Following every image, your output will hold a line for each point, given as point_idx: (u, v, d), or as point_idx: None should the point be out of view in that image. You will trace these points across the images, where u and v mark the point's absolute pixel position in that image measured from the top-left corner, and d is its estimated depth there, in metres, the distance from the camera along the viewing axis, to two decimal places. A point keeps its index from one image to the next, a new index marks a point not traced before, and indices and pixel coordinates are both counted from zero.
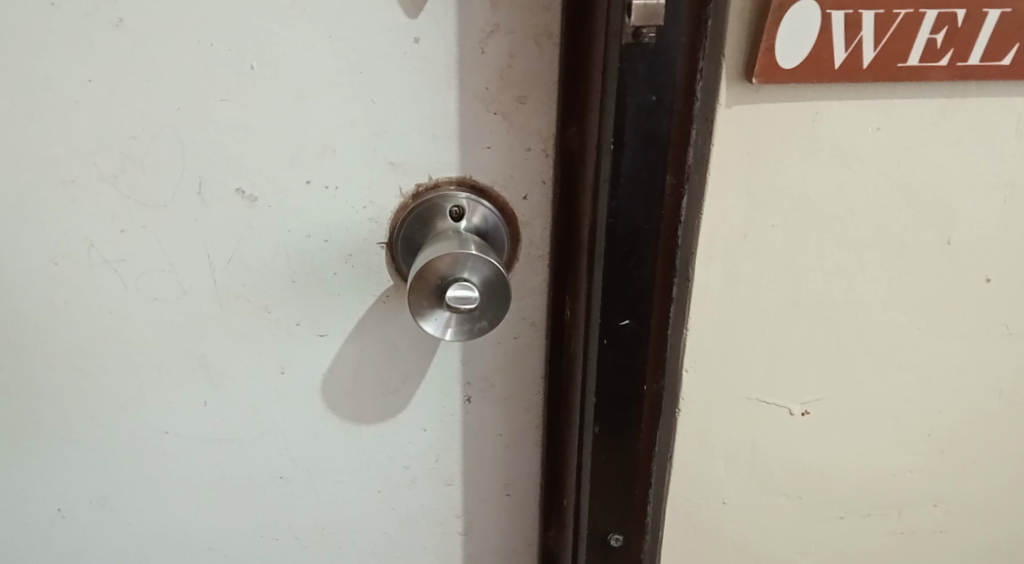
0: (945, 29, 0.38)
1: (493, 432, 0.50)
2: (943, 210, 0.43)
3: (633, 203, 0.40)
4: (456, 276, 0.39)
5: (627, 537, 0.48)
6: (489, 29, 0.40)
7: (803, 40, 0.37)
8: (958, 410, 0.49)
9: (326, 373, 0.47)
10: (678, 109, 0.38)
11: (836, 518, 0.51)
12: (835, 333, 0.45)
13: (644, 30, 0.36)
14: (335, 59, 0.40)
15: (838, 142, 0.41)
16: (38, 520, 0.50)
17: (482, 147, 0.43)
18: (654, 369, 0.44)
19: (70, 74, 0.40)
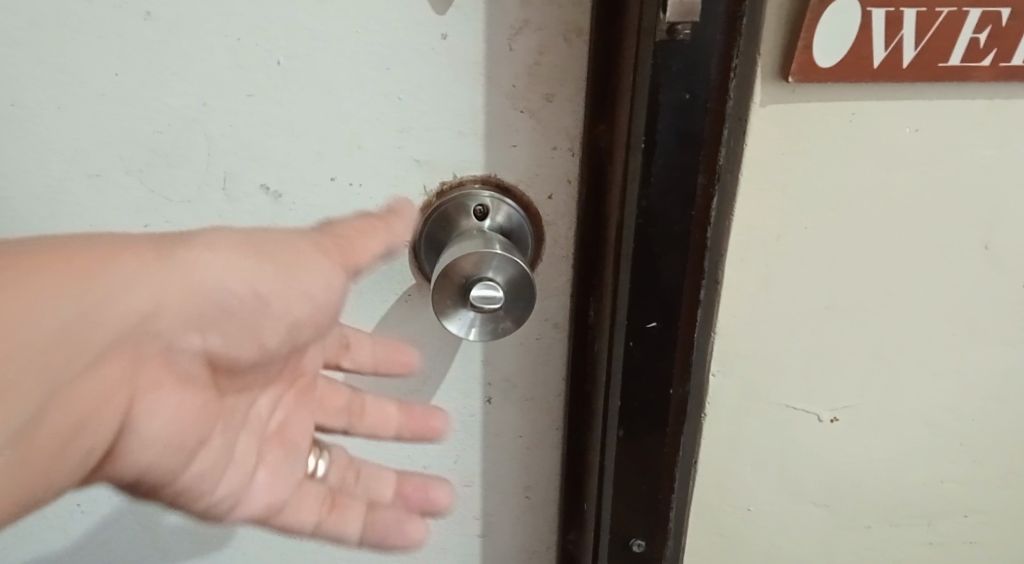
0: (990, 27, 0.37)
1: (514, 433, 0.50)
2: (985, 213, 0.42)
3: (664, 201, 0.38)
4: (480, 275, 0.39)
5: (651, 542, 0.47)
6: (519, 25, 0.39)
7: (843, 38, 0.36)
8: (995, 417, 0.48)
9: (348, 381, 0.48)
10: (713, 107, 0.36)
11: (864, 527, 0.51)
12: (868, 338, 0.45)
13: (680, 27, 0.34)
14: (364, 54, 0.40)
15: (875, 141, 0.40)
16: (59, 514, 0.49)
17: (508, 144, 0.42)
18: (681, 373, 0.43)
19: (100, 66, 0.39)
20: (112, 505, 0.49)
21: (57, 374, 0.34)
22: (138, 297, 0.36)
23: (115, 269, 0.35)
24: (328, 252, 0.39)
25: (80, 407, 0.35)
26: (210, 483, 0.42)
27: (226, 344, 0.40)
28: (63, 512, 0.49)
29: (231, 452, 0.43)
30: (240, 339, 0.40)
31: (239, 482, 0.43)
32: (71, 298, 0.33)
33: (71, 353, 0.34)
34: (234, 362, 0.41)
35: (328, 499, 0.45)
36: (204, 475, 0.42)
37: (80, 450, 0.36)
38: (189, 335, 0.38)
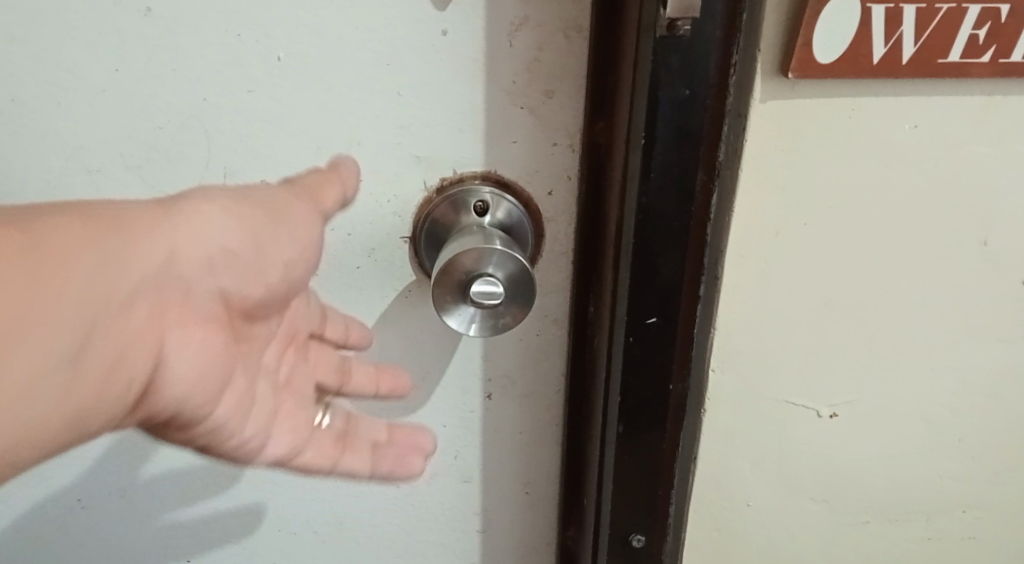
0: (989, 24, 0.37)
1: (514, 429, 0.50)
2: (983, 210, 0.42)
3: (663, 197, 0.38)
4: (481, 270, 0.39)
5: (650, 537, 0.47)
6: (519, 22, 0.40)
7: (842, 35, 0.36)
8: (993, 413, 0.48)
9: None
10: (712, 104, 0.36)
11: (863, 522, 0.51)
12: (866, 334, 0.45)
13: (680, 22, 0.34)
14: (364, 50, 0.40)
15: (873, 138, 0.40)
16: (60, 509, 0.50)
17: (508, 140, 0.42)
18: (680, 369, 0.43)
19: (99, 62, 0.39)
20: (118, 443, 0.48)
21: (85, 320, 0.32)
22: (150, 243, 0.34)
23: (124, 223, 0.33)
24: (314, 189, 0.39)
25: (110, 351, 0.33)
26: (234, 432, 0.40)
27: (242, 287, 0.38)
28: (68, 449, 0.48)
29: (251, 400, 0.41)
30: (256, 280, 0.38)
31: (259, 429, 0.41)
32: (87, 250, 0.32)
33: (95, 299, 0.32)
34: (249, 308, 0.39)
35: (336, 439, 0.45)
36: (229, 423, 0.40)
37: (114, 399, 0.34)
38: (206, 280, 0.36)
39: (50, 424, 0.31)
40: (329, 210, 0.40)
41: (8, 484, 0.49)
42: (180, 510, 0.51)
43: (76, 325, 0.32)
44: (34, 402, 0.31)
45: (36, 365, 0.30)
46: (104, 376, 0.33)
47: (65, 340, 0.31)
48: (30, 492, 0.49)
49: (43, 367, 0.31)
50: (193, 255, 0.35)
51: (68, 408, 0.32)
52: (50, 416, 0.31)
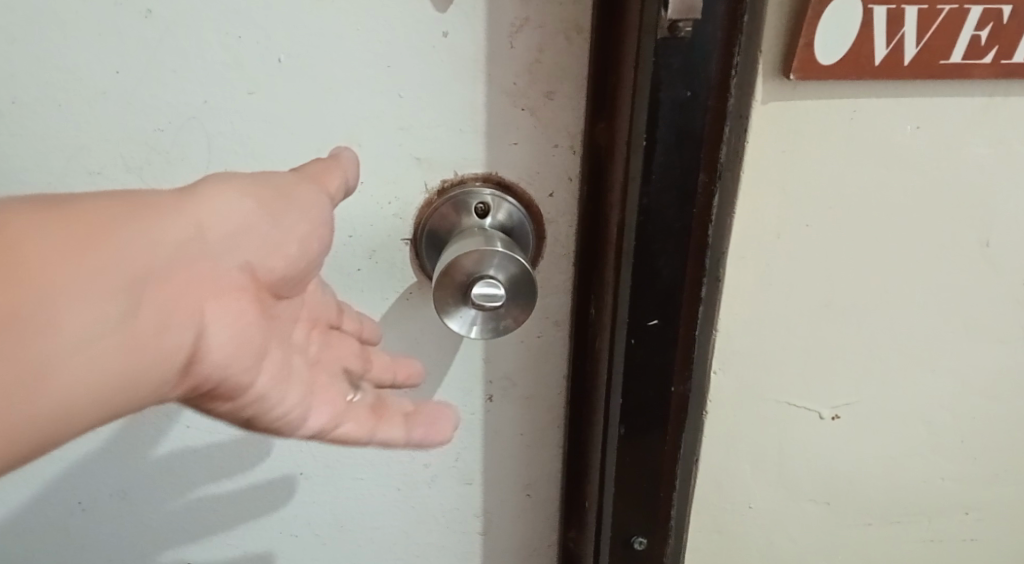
0: (990, 25, 0.37)
1: (515, 431, 0.50)
2: (984, 212, 0.42)
3: (664, 199, 0.38)
4: (482, 273, 0.39)
5: (652, 539, 0.47)
6: (519, 23, 0.39)
7: (843, 36, 0.36)
8: (994, 414, 0.48)
9: None
10: (714, 105, 0.36)
11: (864, 524, 0.51)
12: (867, 336, 0.45)
13: (681, 24, 0.34)
14: (364, 52, 0.40)
15: (874, 139, 0.40)
16: (61, 510, 0.50)
17: (509, 142, 0.42)
18: (681, 371, 0.43)
19: (100, 64, 0.39)
20: (113, 435, 0.47)
21: (122, 286, 0.31)
22: (176, 214, 0.33)
23: (149, 198, 0.33)
24: (318, 172, 0.38)
25: (149, 317, 0.31)
26: (277, 405, 0.38)
27: (273, 255, 0.36)
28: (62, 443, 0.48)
29: (291, 371, 0.38)
30: (286, 247, 0.36)
31: (301, 401, 0.39)
32: (117, 222, 0.31)
33: (130, 267, 0.31)
34: (277, 286, 0.37)
35: (372, 408, 0.42)
36: (271, 396, 0.37)
37: (157, 368, 0.32)
38: (237, 247, 0.35)
39: (96, 392, 0.30)
40: (339, 191, 0.38)
41: (4, 480, 0.49)
42: (176, 506, 0.51)
43: (114, 291, 0.30)
44: (79, 368, 0.29)
45: (78, 330, 0.29)
46: (145, 344, 0.31)
47: (105, 304, 0.30)
48: (25, 486, 0.49)
49: (84, 333, 0.29)
50: (220, 226, 0.34)
51: (113, 374, 0.30)
52: (96, 383, 0.30)
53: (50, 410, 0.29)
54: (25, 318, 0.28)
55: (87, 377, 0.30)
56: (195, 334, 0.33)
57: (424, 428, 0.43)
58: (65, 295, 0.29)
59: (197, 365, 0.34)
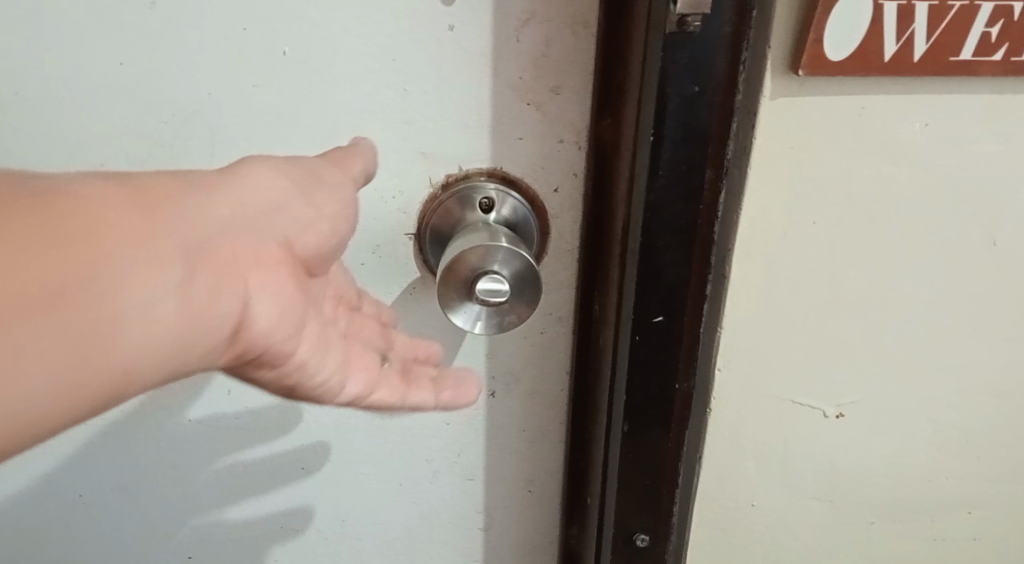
0: (1001, 22, 0.37)
1: (517, 427, 0.49)
2: (991, 210, 0.42)
3: (670, 195, 0.38)
4: (486, 268, 0.39)
5: (654, 536, 0.47)
6: (525, 17, 0.39)
7: (853, 32, 0.36)
8: (999, 413, 0.48)
9: None
10: (720, 100, 0.36)
11: (867, 522, 0.51)
12: (873, 333, 0.44)
13: (690, 18, 0.34)
14: (369, 45, 0.39)
15: (882, 136, 0.40)
16: (61, 504, 0.50)
17: (514, 137, 0.42)
18: (686, 367, 0.43)
19: (104, 56, 0.39)
20: (113, 424, 0.47)
21: (178, 252, 0.30)
22: (218, 189, 0.33)
23: (191, 176, 0.33)
24: (336, 159, 0.37)
25: (202, 283, 0.31)
26: (316, 373, 0.37)
27: (310, 230, 0.36)
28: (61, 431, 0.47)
29: (330, 341, 0.38)
30: (320, 222, 0.36)
31: (338, 368, 0.38)
32: (165, 194, 0.31)
33: (183, 235, 0.31)
34: (310, 263, 0.37)
35: (402, 374, 0.41)
36: (311, 365, 0.37)
37: (209, 334, 0.31)
38: (277, 221, 0.34)
39: (153, 354, 0.30)
40: (361, 174, 0.38)
41: (4, 473, 0.48)
42: (177, 497, 0.50)
43: (172, 256, 0.30)
44: (139, 329, 0.29)
45: (137, 291, 0.29)
46: (201, 311, 0.31)
47: (161, 268, 0.30)
48: (24, 476, 0.49)
49: (149, 294, 0.29)
50: (261, 201, 0.34)
51: (169, 338, 0.30)
52: (154, 346, 0.29)
53: (110, 370, 0.28)
54: (88, 276, 0.28)
55: (146, 338, 0.29)
56: (242, 302, 0.33)
57: (452, 390, 0.42)
58: (123, 257, 0.29)
59: (244, 335, 0.33)
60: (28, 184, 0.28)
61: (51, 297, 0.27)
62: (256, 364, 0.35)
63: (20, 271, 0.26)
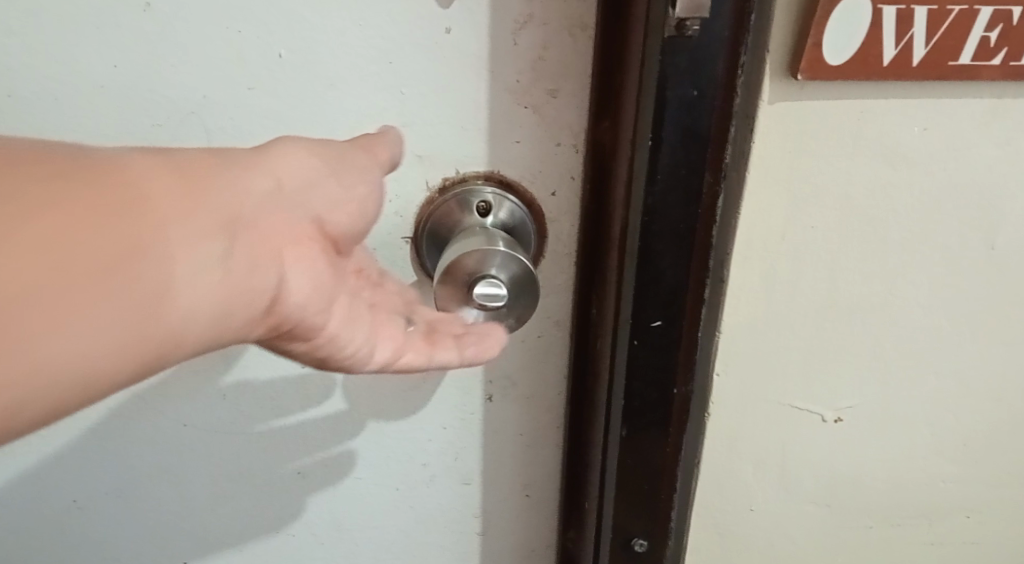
0: (1001, 26, 0.37)
1: (514, 431, 0.49)
2: (990, 214, 0.42)
3: (670, 199, 0.38)
4: (484, 272, 0.39)
5: (652, 541, 0.47)
6: (524, 20, 0.39)
7: (852, 36, 0.36)
8: (997, 417, 0.48)
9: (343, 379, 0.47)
10: (720, 105, 0.36)
11: (865, 526, 0.51)
12: (872, 337, 0.44)
13: (688, 22, 0.34)
14: (366, 48, 0.39)
15: (882, 140, 0.39)
16: (56, 509, 0.50)
17: (511, 140, 0.42)
18: (684, 372, 0.42)
19: (98, 58, 0.39)
20: (104, 424, 0.47)
21: (219, 226, 0.31)
22: (256, 167, 0.33)
23: (229, 153, 0.33)
24: (365, 144, 0.36)
25: (243, 258, 0.32)
26: (346, 342, 0.37)
27: (341, 209, 0.36)
28: (53, 429, 0.47)
29: (358, 312, 0.38)
30: (351, 205, 0.36)
31: (366, 337, 0.38)
32: (206, 171, 0.32)
33: (225, 211, 0.32)
34: (339, 240, 0.37)
35: (427, 335, 0.40)
36: (341, 336, 0.37)
37: (248, 308, 0.32)
38: (310, 199, 0.35)
39: (198, 324, 0.30)
40: (390, 162, 0.37)
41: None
42: (170, 500, 0.50)
43: (214, 231, 0.31)
44: (185, 299, 0.30)
45: (184, 263, 0.30)
46: (243, 284, 0.32)
47: (205, 242, 0.30)
48: (15, 475, 0.48)
49: (194, 266, 0.30)
50: (296, 181, 0.34)
51: (212, 310, 0.31)
52: (199, 316, 0.30)
53: (158, 339, 0.29)
54: (138, 248, 0.28)
55: (193, 308, 0.30)
56: (278, 276, 0.33)
57: (475, 347, 0.39)
58: (170, 229, 0.29)
59: (279, 308, 0.34)
60: (78, 157, 0.29)
61: (102, 267, 0.27)
62: (288, 337, 0.36)
63: (70, 243, 0.27)
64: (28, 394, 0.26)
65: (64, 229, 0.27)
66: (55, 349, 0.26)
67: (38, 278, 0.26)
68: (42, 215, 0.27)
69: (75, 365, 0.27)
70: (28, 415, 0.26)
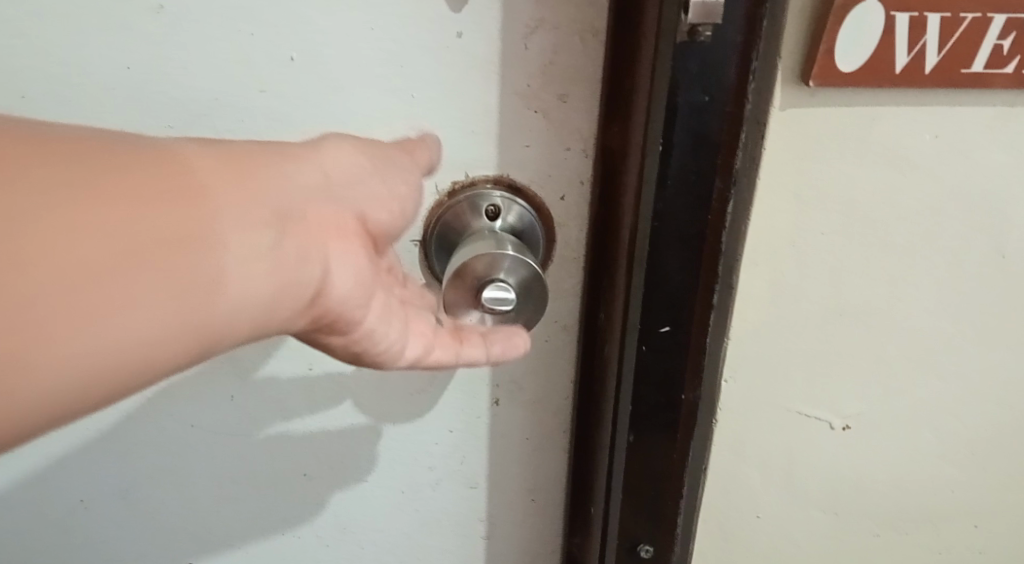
0: (1014, 34, 0.36)
1: (520, 435, 0.49)
2: (1000, 222, 0.42)
3: (680, 204, 0.38)
4: (493, 276, 0.38)
5: (658, 547, 0.47)
6: (534, 24, 0.39)
7: (864, 42, 0.36)
8: (1006, 425, 0.48)
9: (349, 382, 0.47)
10: (731, 110, 0.36)
11: (871, 534, 0.51)
12: (880, 344, 0.44)
13: (701, 28, 0.34)
14: (376, 51, 0.39)
15: (892, 147, 0.39)
16: (61, 509, 0.50)
17: (520, 144, 0.42)
18: (692, 378, 0.42)
19: (109, 59, 0.39)
20: (110, 424, 0.47)
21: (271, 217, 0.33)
22: (306, 161, 0.35)
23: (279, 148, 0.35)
24: (406, 148, 0.39)
25: (293, 248, 0.33)
26: (381, 338, 0.39)
27: (382, 207, 0.38)
28: (59, 429, 0.47)
29: (392, 308, 0.39)
30: (393, 202, 0.38)
31: (399, 333, 0.39)
32: (259, 163, 0.33)
33: (276, 202, 0.33)
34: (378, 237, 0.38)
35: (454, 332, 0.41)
36: (376, 331, 0.38)
37: (295, 296, 0.34)
38: (353, 195, 0.36)
39: (252, 310, 0.32)
40: (427, 165, 0.40)
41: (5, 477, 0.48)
42: (174, 501, 0.50)
43: (267, 221, 0.32)
44: (239, 288, 0.31)
45: (239, 250, 0.31)
46: (292, 274, 0.33)
47: (258, 231, 0.32)
48: (20, 474, 0.48)
49: (248, 255, 0.31)
50: (342, 177, 0.36)
51: (264, 297, 0.32)
52: (251, 304, 0.32)
53: (217, 322, 0.31)
54: (197, 236, 0.30)
55: (245, 296, 0.31)
56: (323, 268, 0.35)
57: (501, 345, 0.40)
58: (227, 220, 0.31)
59: (322, 300, 0.35)
60: (137, 149, 0.30)
61: (164, 254, 0.29)
62: (326, 330, 0.37)
63: (133, 231, 0.28)
64: (100, 369, 0.28)
65: (129, 215, 0.28)
66: (118, 330, 0.28)
67: (108, 261, 0.28)
68: (108, 202, 0.28)
69: (135, 346, 0.28)
70: (99, 392, 0.28)
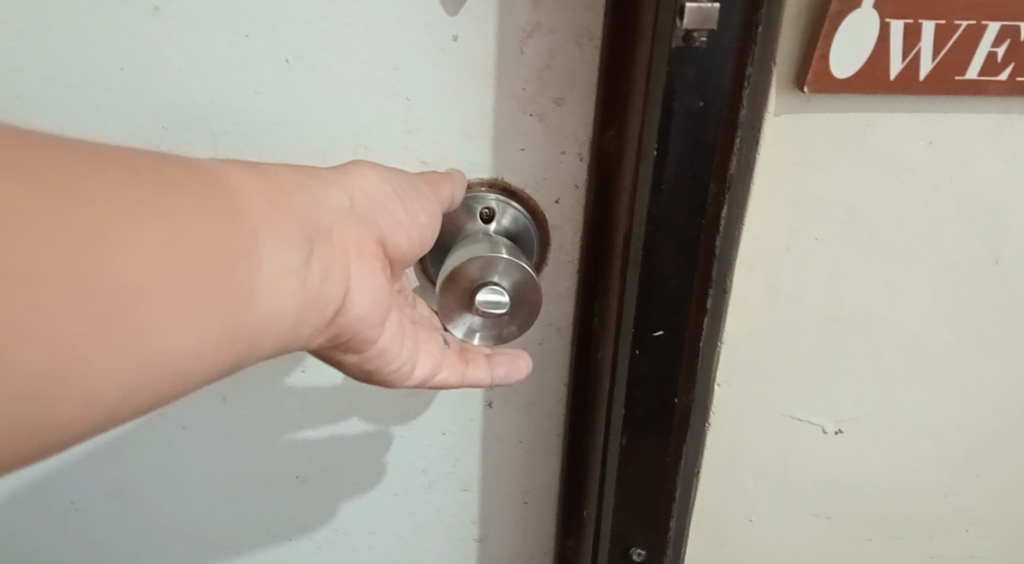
0: (1008, 42, 0.37)
1: (514, 438, 0.49)
2: (995, 228, 0.42)
3: (675, 209, 0.38)
4: (487, 279, 0.38)
5: (651, 550, 0.47)
6: (531, 28, 0.39)
7: (859, 50, 0.36)
8: (1000, 430, 0.48)
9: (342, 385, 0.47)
10: (726, 116, 0.36)
11: (864, 539, 0.51)
12: (875, 350, 0.44)
13: (696, 33, 0.34)
14: (372, 53, 0.39)
15: (887, 153, 0.39)
16: (54, 510, 0.50)
17: (516, 147, 0.42)
18: (686, 381, 0.42)
19: (104, 60, 0.39)
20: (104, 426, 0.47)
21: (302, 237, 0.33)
22: (333, 187, 0.35)
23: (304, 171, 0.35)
24: (434, 181, 0.39)
25: (319, 267, 0.33)
26: (392, 357, 0.39)
27: (405, 232, 0.38)
28: None
29: (404, 328, 0.40)
30: (415, 230, 0.38)
31: (409, 352, 0.39)
32: (287, 184, 0.34)
33: (305, 223, 0.33)
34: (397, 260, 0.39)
35: (460, 351, 0.41)
36: (389, 350, 0.38)
37: (318, 314, 0.34)
38: (376, 219, 0.37)
39: (277, 325, 0.32)
40: (452, 201, 0.40)
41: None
42: (168, 502, 0.50)
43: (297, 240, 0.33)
44: (268, 304, 0.31)
45: (270, 268, 0.31)
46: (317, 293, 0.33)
47: (289, 250, 0.32)
48: (11, 477, 0.48)
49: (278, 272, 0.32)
50: (368, 201, 0.37)
51: (289, 314, 0.32)
52: (278, 320, 0.32)
53: (245, 336, 0.31)
54: (231, 255, 0.30)
55: (272, 314, 0.32)
56: (344, 287, 0.35)
57: (507, 367, 0.41)
58: (259, 239, 0.31)
59: (340, 319, 0.36)
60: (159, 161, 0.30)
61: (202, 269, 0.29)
62: (341, 347, 0.37)
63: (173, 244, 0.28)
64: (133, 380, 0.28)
65: (161, 233, 0.28)
66: (150, 348, 0.28)
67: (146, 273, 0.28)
68: (149, 217, 0.28)
69: (167, 363, 0.28)
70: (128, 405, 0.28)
